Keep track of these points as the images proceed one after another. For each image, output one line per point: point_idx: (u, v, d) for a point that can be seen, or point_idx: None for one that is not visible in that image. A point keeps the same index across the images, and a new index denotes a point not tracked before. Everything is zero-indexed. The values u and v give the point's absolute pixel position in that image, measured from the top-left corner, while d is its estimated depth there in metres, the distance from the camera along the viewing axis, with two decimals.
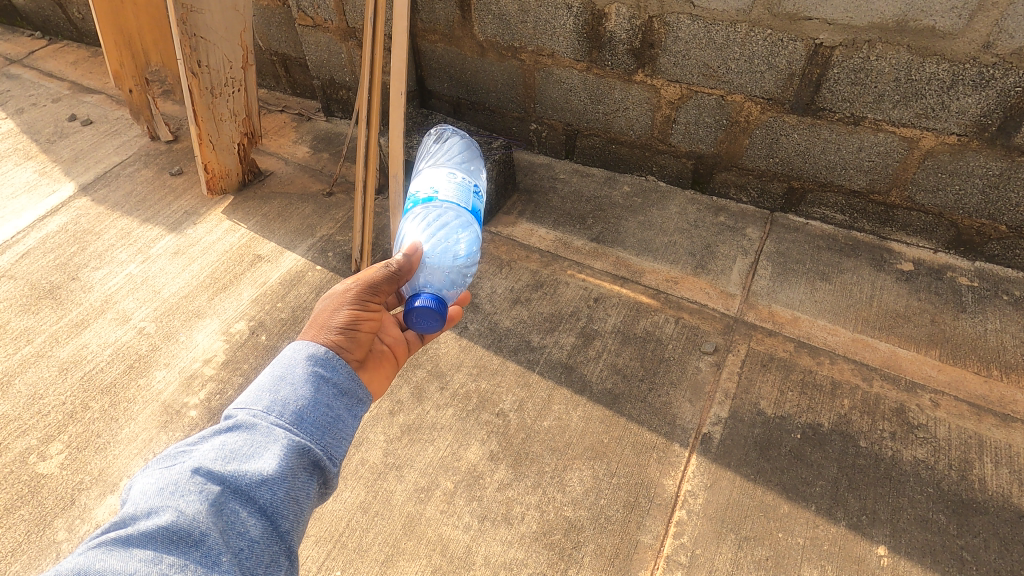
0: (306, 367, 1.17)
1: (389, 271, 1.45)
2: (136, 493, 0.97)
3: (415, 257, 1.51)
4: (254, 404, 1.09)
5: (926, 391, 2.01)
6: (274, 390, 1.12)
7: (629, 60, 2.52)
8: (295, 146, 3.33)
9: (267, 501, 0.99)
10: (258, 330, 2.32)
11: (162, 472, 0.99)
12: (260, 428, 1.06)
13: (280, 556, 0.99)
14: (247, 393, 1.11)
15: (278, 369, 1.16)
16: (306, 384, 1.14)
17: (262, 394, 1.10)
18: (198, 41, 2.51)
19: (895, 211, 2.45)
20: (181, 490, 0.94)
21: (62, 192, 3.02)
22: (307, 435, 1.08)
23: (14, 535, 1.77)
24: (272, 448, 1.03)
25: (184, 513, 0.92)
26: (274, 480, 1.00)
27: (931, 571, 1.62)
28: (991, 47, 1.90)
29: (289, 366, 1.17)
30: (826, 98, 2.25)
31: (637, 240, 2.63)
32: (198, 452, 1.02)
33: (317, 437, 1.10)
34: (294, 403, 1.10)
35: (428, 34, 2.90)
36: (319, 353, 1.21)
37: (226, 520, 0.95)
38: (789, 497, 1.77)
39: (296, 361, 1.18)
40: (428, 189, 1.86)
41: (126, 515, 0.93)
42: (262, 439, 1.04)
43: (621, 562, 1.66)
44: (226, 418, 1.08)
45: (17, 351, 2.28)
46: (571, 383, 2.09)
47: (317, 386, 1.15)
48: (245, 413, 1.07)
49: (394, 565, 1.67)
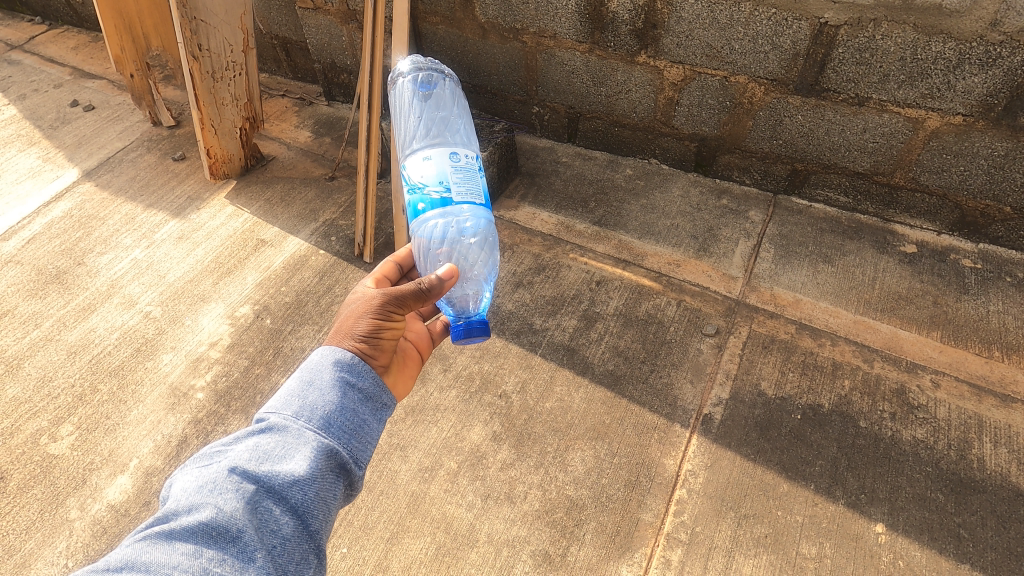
0: (333, 372, 1.18)
1: (419, 288, 1.37)
2: (177, 490, 1.00)
3: (449, 280, 1.41)
4: (285, 408, 1.11)
5: (926, 372, 2.02)
6: (302, 395, 1.13)
7: (632, 41, 2.50)
8: (297, 130, 3.32)
9: (298, 501, 1.01)
10: (263, 313, 2.34)
11: (201, 470, 1.02)
12: (291, 430, 1.08)
13: (310, 553, 1.01)
14: (277, 397, 1.13)
15: (306, 374, 1.18)
16: (333, 389, 1.15)
17: (292, 398, 1.12)
18: (198, 25, 2.50)
19: (899, 192, 2.44)
20: (219, 488, 0.97)
21: (65, 177, 3.03)
22: (335, 439, 1.09)
23: (27, 514, 1.82)
24: (303, 450, 1.05)
25: (222, 509, 0.95)
26: (305, 480, 1.02)
27: (928, 548, 1.64)
28: (998, 25, 1.88)
29: (316, 371, 1.18)
30: (830, 79, 2.23)
31: (640, 223, 2.63)
32: (233, 452, 1.04)
33: (345, 441, 1.11)
34: (322, 408, 1.11)
35: (429, 16, 2.87)
36: (345, 360, 1.21)
37: (261, 518, 0.97)
38: (788, 477, 1.79)
39: (324, 366, 1.19)
40: (439, 186, 1.57)
41: (169, 511, 0.96)
42: (293, 441, 1.06)
43: (621, 540, 1.69)
44: (259, 421, 1.10)
45: (26, 335, 2.31)
46: (573, 365, 2.11)
47: (344, 391, 1.16)
48: (276, 416, 1.09)
49: (399, 542, 1.71)
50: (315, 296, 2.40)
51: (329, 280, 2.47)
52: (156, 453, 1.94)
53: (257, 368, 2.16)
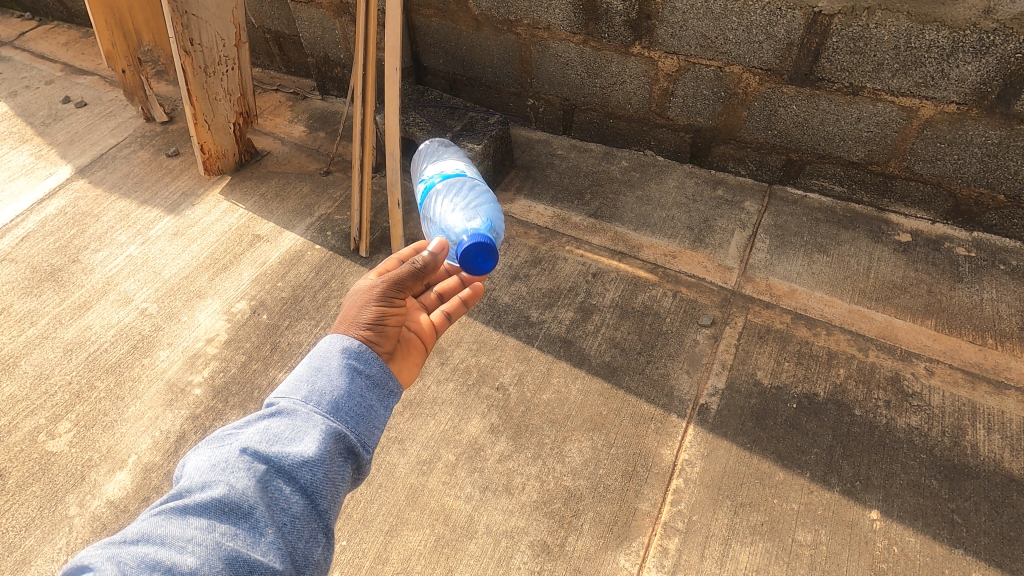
0: (341, 359, 1.16)
1: (415, 267, 1.36)
2: (190, 468, 1.01)
3: (442, 253, 1.41)
4: (295, 392, 1.09)
5: (921, 360, 2.04)
6: (311, 380, 1.12)
7: (626, 32, 2.49)
8: (291, 125, 3.31)
9: (307, 481, 1.00)
10: (259, 309, 2.34)
11: (213, 450, 1.02)
12: (300, 414, 1.06)
13: (319, 532, 1.01)
14: (287, 381, 1.12)
15: (315, 360, 1.16)
16: (342, 375, 1.13)
17: (301, 383, 1.11)
18: (189, 19, 2.47)
19: (893, 182, 2.44)
20: (230, 467, 0.98)
21: (59, 174, 3.01)
22: (344, 422, 1.08)
23: (27, 510, 1.82)
24: (312, 432, 1.04)
25: (233, 487, 0.96)
26: (314, 462, 1.01)
27: (923, 533, 1.66)
28: (992, 13, 1.88)
29: (325, 358, 1.16)
30: (824, 68, 2.23)
31: (636, 215, 2.63)
32: (244, 434, 1.04)
33: (353, 425, 1.09)
34: (330, 393, 1.10)
35: (422, 8, 2.86)
36: (352, 346, 1.18)
37: (271, 496, 0.98)
38: (784, 465, 1.81)
39: (332, 353, 1.17)
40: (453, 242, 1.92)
41: (182, 487, 0.97)
42: (302, 424, 1.05)
43: (619, 529, 1.70)
44: (269, 404, 1.09)
45: (21, 333, 2.31)
46: (570, 357, 2.12)
47: (352, 376, 1.14)
48: (286, 401, 1.08)
49: (399, 534, 1.72)
50: (311, 290, 2.40)
51: (325, 275, 2.46)
52: (153, 449, 1.94)
53: (254, 363, 2.16)
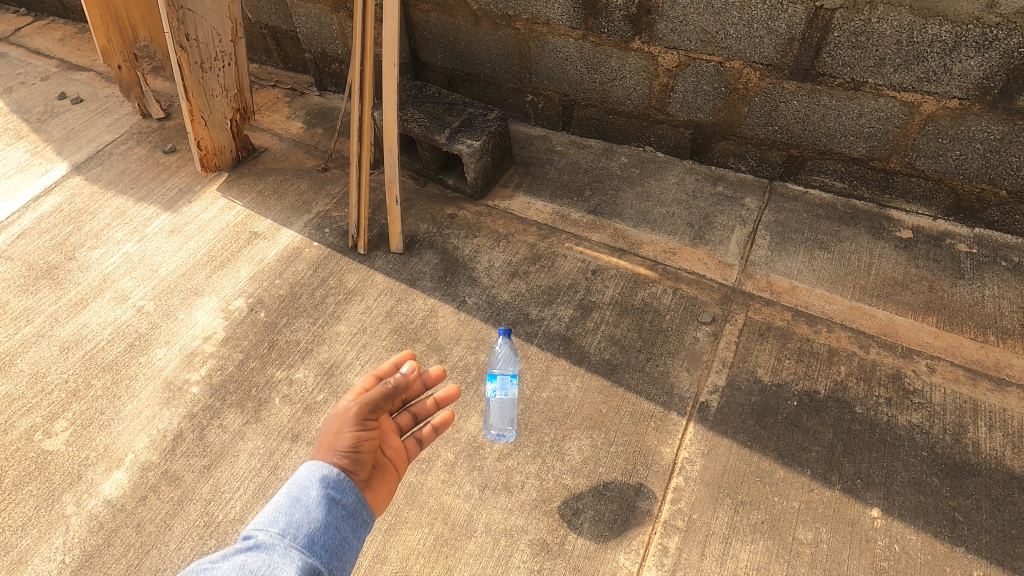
0: (320, 489, 1.12)
1: (392, 386, 1.28)
2: None
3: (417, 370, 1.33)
4: (271, 525, 1.04)
5: (922, 357, 2.03)
6: (289, 512, 1.07)
7: (626, 27, 2.47)
8: (288, 121, 3.29)
9: None
10: (257, 307, 2.33)
11: None
12: (277, 549, 1.00)
13: None
14: (264, 513, 1.06)
15: (293, 489, 1.11)
16: (319, 506, 1.09)
17: (278, 515, 1.05)
18: (185, 14, 2.44)
19: (894, 177, 2.43)
20: None
21: (54, 171, 2.99)
22: (318, 557, 1.02)
23: (24, 510, 1.81)
24: (289, 569, 0.97)
25: None
26: None
27: (924, 531, 1.65)
28: (995, 7, 1.86)
29: (304, 488, 1.12)
30: (826, 63, 2.21)
31: (636, 211, 2.61)
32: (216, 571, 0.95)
33: (326, 559, 1.03)
34: (307, 526, 1.05)
35: (420, 3, 2.84)
36: (332, 475, 1.16)
37: None
38: (785, 463, 1.80)
39: (311, 482, 1.13)
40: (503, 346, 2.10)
41: None
42: (279, 560, 0.98)
43: (619, 528, 1.70)
44: (245, 538, 1.02)
45: (17, 331, 2.29)
46: (569, 355, 2.11)
47: (329, 508, 1.10)
48: (263, 534, 1.02)
49: (397, 533, 1.71)
50: (310, 288, 2.39)
51: (323, 272, 2.45)
52: (151, 448, 1.93)
53: (251, 362, 2.15)
